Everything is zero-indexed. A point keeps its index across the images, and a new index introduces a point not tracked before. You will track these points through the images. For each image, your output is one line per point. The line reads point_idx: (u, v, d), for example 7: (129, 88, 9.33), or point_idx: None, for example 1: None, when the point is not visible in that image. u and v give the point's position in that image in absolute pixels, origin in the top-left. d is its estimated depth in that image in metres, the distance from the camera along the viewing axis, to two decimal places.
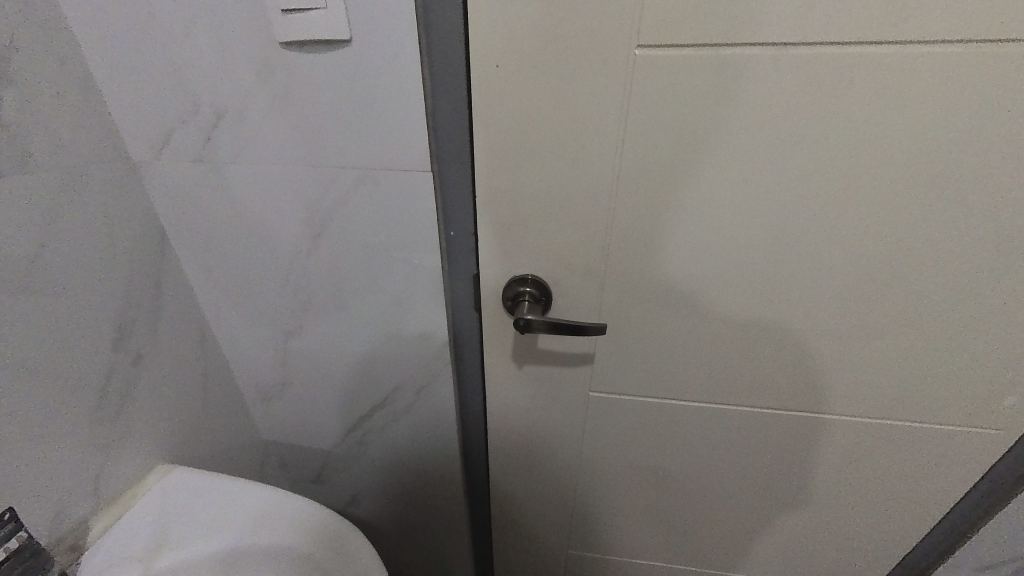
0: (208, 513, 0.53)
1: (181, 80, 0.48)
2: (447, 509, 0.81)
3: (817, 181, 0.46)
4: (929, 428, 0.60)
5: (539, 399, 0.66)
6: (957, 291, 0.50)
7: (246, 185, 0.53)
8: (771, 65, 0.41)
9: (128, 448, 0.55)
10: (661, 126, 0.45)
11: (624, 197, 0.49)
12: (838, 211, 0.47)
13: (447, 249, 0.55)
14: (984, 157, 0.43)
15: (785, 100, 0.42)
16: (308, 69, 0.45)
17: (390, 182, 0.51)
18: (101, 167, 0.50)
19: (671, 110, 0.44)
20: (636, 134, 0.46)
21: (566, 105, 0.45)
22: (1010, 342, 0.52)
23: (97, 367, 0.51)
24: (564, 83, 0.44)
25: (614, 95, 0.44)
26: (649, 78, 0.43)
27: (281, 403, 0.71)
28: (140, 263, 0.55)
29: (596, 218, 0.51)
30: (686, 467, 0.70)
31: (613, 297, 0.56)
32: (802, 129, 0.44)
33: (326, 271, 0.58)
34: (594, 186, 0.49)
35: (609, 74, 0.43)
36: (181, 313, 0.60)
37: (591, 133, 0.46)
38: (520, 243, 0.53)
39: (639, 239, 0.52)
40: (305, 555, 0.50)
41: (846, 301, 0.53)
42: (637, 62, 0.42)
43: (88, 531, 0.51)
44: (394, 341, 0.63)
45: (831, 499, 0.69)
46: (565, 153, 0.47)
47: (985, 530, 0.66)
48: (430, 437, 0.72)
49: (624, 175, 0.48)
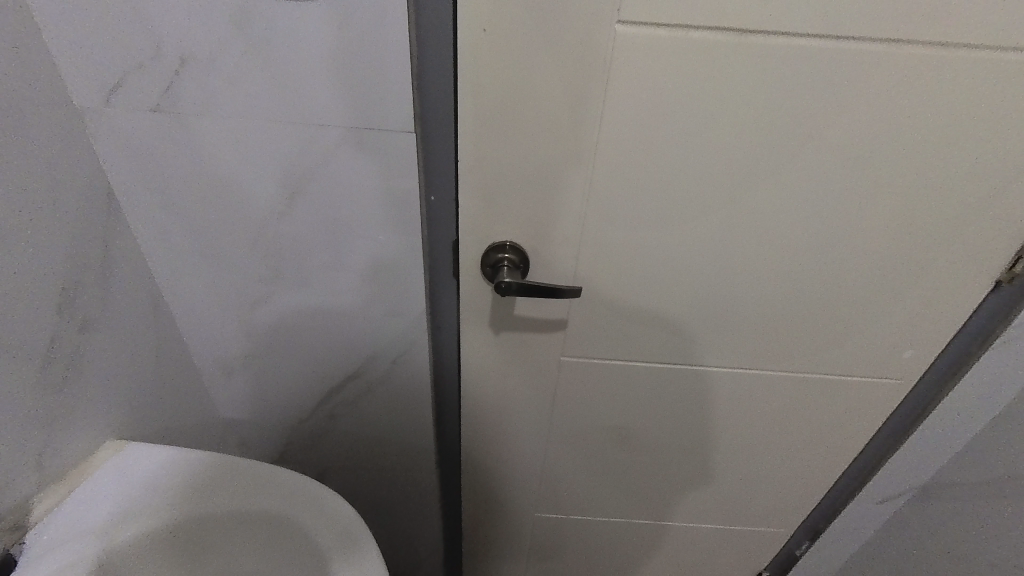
0: (176, 483, 0.51)
1: (140, 22, 0.44)
2: (417, 480, 0.81)
3: (768, 160, 0.52)
4: (847, 382, 0.70)
5: (514, 367, 0.68)
6: (875, 261, 0.59)
7: (212, 139, 0.50)
8: (734, 52, 0.46)
9: (75, 421, 0.51)
10: (636, 103, 0.48)
11: (600, 169, 0.52)
12: (783, 187, 0.54)
13: (428, 216, 0.56)
14: (898, 144, 0.51)
15: (744, 85, 0.47)
16: (287, 20, 0.44)
17: (371, 145, 0.50)
18: (41, 113, 0.45)
19: (646, 88, 0.48)
20: (613, 109, 0.49)
21: (549, 77, 0.47)
22: (909, 304, 0.62)
23: (40, 333, 0.47)
24: (548, 55, 0.46)
25: (594, 69, 0.47)
26: (627, 55, 0.46)
27: (242, 376, 0.68)
28: (87, 223, 0.51)
29: (573, 188, 0.54)
30: (646, 426, 0.76)
31: (586, 267, 0.60)
32: (758, 112, 0.49)
33: (298, 236, 0.56)
34: (573, 156, 0.52)
35: (591, 49, 0.46)
36: (133, 279, 0.56)
37: (572, 105, 0.49)
38: (500, 211, 0.55)
39: (612, 210, 0.55)
40: (288, 519, 0.49)
41: (787, 271, 0.60)
42: (616, 39, 0.45)
43: (32, 510, 0.47)
44: (370, 310, 0.62)
45: (768, 449, 0.78)
46: (546, 123, 0.49)
47: (888, 469, 0.77)
48: (403, 408, 0.72)
49: (601, 147, 0.51)
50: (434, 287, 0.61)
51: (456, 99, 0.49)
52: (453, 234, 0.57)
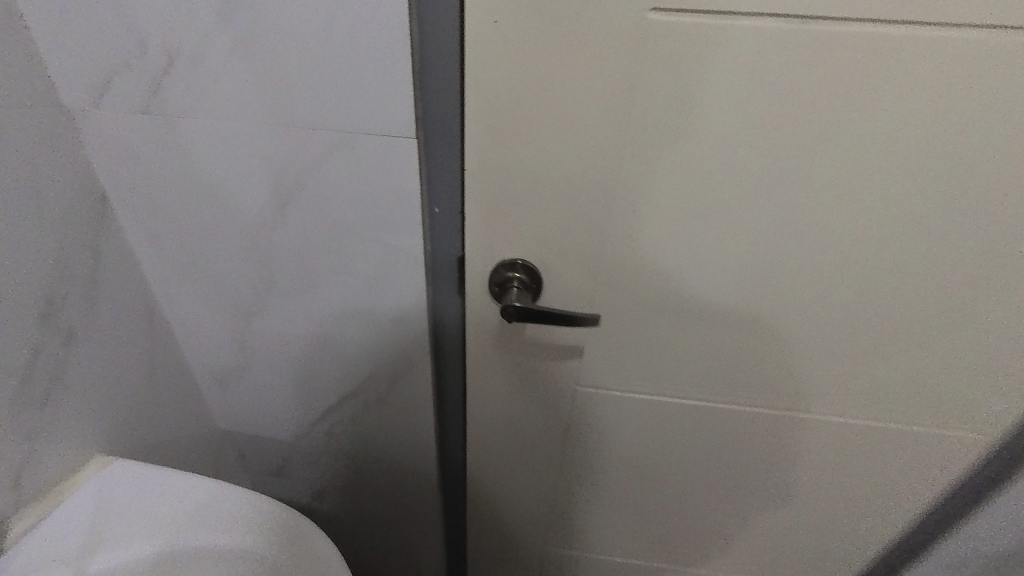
0: (157, 509, 0.48)
1: (125, 16, 0.41)
2: (420, 503, 0.77)
3: (832, 173, 0.43)
4: (916, 433, 0.59)
5: (522, 392, 0.62)
6: (961, 296, 0.49)
7: (203, 142, 0.46)
8: (793, 44, 0.38)
9: (58, 436, 0.49)
10: (668, 104, 0.41)
11: (623, 180, 0.46)
12: (851, 206, 0.45)
13: (430, 229, 0.50)
14: (1006, 156, 0.41)
15: (805, 84, 0.39)
16: (278, 11, 0.40)
17: (368, 149, 0.45)
18: (26, 112, 0.43)
19: (681, 86, 0.41)
20: (640, 111, 0.42)
21: (567, 74, 0.41)
22: (1000, 347, 0.51)
23: (21, 346, 0.45)
24: (567, 49, 0.40)
25: (621, 65, 0.40)
26: (659, 48, 0.39)
27: (240, 388, 0.65)
28: (76, 229, 0.48)
29: (594, 201, 0.47)
30: (672, 465, 0.67)
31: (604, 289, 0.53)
32: (820, 116, 0.41)
33: (294, 246, 0.52)
34: (593, 166, 0.45)
35: (618, 41, 0.39)
36: (127, 288, 0.54)
37: (594, 107, 0.42)
38: (510, 225, 0.49)
39: (638, 227, 0.48)
40: (269, 559, 0.46)
41: (850, 304, 0.50)
42: (649, 30, 0.39)
43: (8, 530, 0.45)
44: (370, 326, 0.58)
45: (813, 501, 0.68)
46: (564, 127, 0.43)
47: (960, 533, 0.66)
48: (404, 427, 0.68)
49: (627, 155, 0.44)
50: (438, 306, 0.56)
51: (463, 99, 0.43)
52: (459, 248, 0.52)
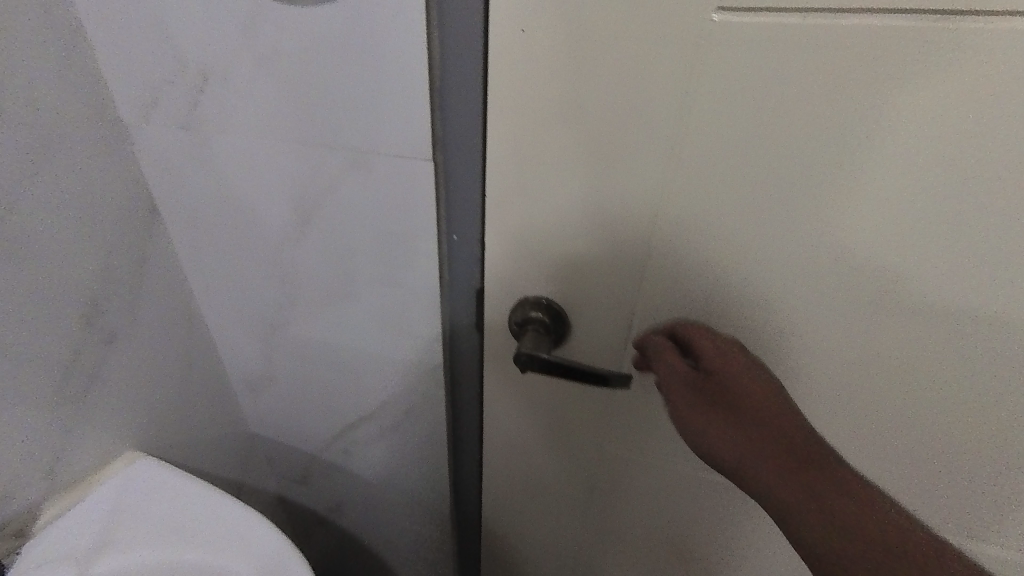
0: (163, 516, 0.49)
1: (168, 38, 0.42)
2: (435, 534, 0.73)
3: (976, 221, 0.31)
4: None
5: (543, 454, 0.54)
6: None
7: (233, 158, 0.47)
8: (927, 45, 0.27)
9: (92, 432, 0.51)
10: (736, 130, 0.32)
11: (673, 225, 0.36)
12: (998, 267, 0.32)
13: (447, 257, 0.46)
14: None
15: (939, 98, 0.28)
16: (298, 30, 0.38)
17: (385, 170, 0.42)
18: (86, 129, 0.46)
19: (757, 108, 0.31)
20: (698, 141, 0.33)
21: (605, 93, 0.33)
22: None
23: (64, 346, 0.47)
24: (606, 62, 0.32)
25: (674, 81, 0.31)
26: (728, 60, 0.30)
27: (268, 396, 0.66)
28: (125, 237, 0.51)
29: (635, 243, 0.38)
30: (727, 554, 0.54)
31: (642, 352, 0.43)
32: (957, 143, 0.29)
33: (314, 264, 0.51)
34: (635, 201, 0.36)
35: (671, 52, 0.31)
36: (167, 294, 0.56)
37: (637, 130, 0.34)
38: (532, 266, 0.42)
39: (691, 275, 0.38)
40: None
41: (996, 397, 0.36)
42: (713, 35, 0.30)
43: (37, 518, 0.47)
44: (387, 351, 0.55)
45: None
46: (599, 153, 0.35)
47: None
48: (419, 456, 0.64)
49: (679, 188, 0.35)
50: (455, 339, 0.51)
51: (483, 120, 0.38)
52: (478, 280, 0.46)
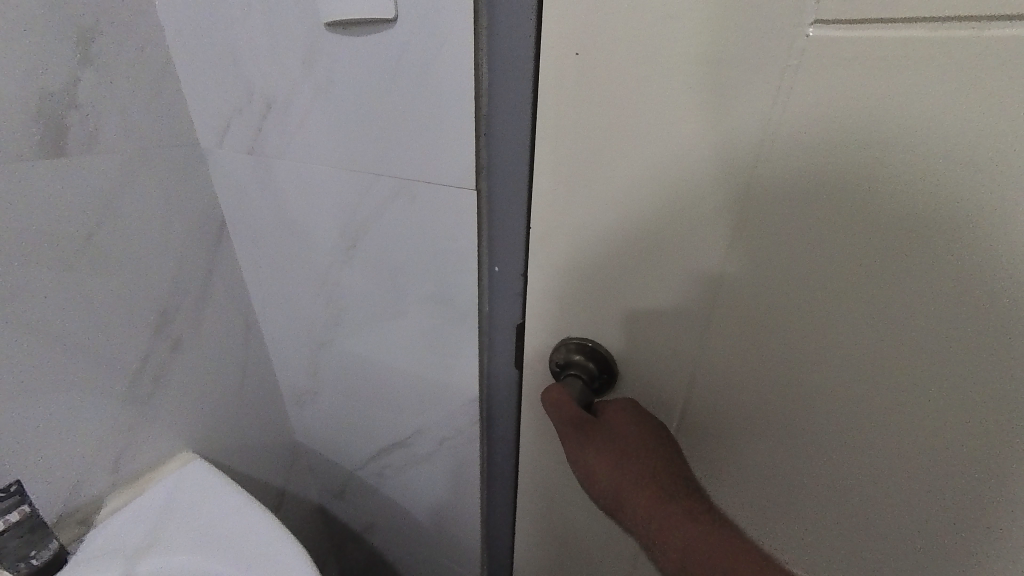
0: (204, 522, 0.50)
1: (239, 70, 0.44)
2: (464, 569, 0.70)
3: None
4: None
5: (581, 509, 0.49)
6: None
7: (290, 182, 0.48)
8: None
9: (154, 432, 0.55)
10: (841, 172, 0.25)
11: (745, 278, 0.30)
12: None
13: (489, 289, 0.43)
14: None
15: None
16: (351, 58, 0.38)
17: (428, 198, 0.41)
18: (169, 153, 0.49)
19: (872, 146, 0.24)
20: (782, 179, 0.27)
21: (670, 122, 0.29)
22: None
23: (135, 350, 0.51)
24: (673, 88, 0.28)
25: (754, 109, 0.26)
26: (830, 84, 0.24)
27: (312, 409, 0.68)
28: (195, 252, 0.54)
29: (695, 292, 0.33)
30: None
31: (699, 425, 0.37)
32: None
33: (359, 287, 0.51)
34: (697, 244, 0.31)
35: (754, 75, 0.26)
36: (229, 305, 0.59)
37: (704, 165, 0.29)
38: (576, 307, 0.38)
39: (764, 338, 0.31)
40: None
41: None
42: (808, 54, 0.24)
43: (101, 507, 0.51)
44: (424, 378, 0.54)
45: None
46: (658, 189, 0.31)
47: None
48: (452, 488, 0.62)
49: (753, 233, 0.29)
50: (493, 374, 0.49)
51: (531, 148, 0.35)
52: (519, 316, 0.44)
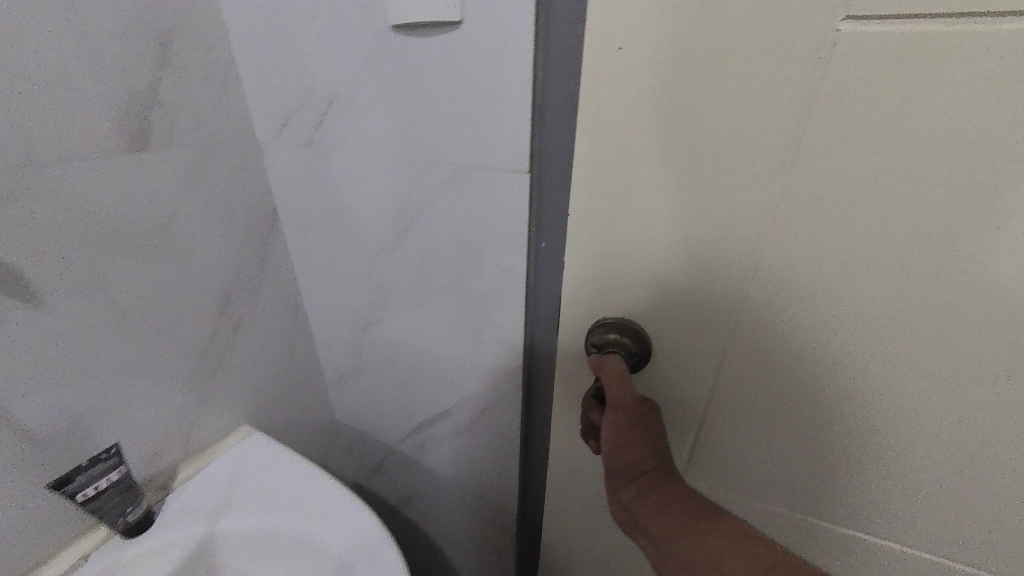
0: (272, 486, 0.55)
1: (302, 69, 0.48)
2: (498, 536, 0.74)
3: None
4: None
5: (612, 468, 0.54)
6: None
7: (346, 172, 0.52)
8: None
9: (217, 408, 0.59)
10: (868, 149, 0.30)
11: (777, 244, 0.35)
12: None
13: (534, 267, 0.47)
14: None
15: None
16: (414, 57, 0.42)
17: (481, 183, 0.45)
18: (232, 146, 0.53)
19: (889, 126, 0.29)
20: (812, 156, 0.31)
21: (715, 113, 0.33)
22: None
23: (202, 329, 0.55)
24: (717, 81, 0.32)
25: (789, 95, 0.30)
26: (857, 73, 0.28)
27: (354, 389, 0.72)
28: (252, 239, 0.58)
29: (732, 260, 0.37)
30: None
31: (735, 385, 0.41)
32: None
33: (408, 269, 0.55)
34: (736, 216, 0.35)
35: (790, 66, 0.30)
36: (281, 290, 0.63)
37: (744, 145, 0.33)
38: (617, 281, 0.42)
39: (791, 296, 0.36)
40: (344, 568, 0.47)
41: None
42: (835, 46, 0.28)
43: (176, 474, 0.55)
44: (467, 354, 0.58)
45: None
46: (700, 167, 0.35)
47: None
48: (490, 458, 0.66)
49: (786, 204, 0.33)
50: (533, 346, 0.53)
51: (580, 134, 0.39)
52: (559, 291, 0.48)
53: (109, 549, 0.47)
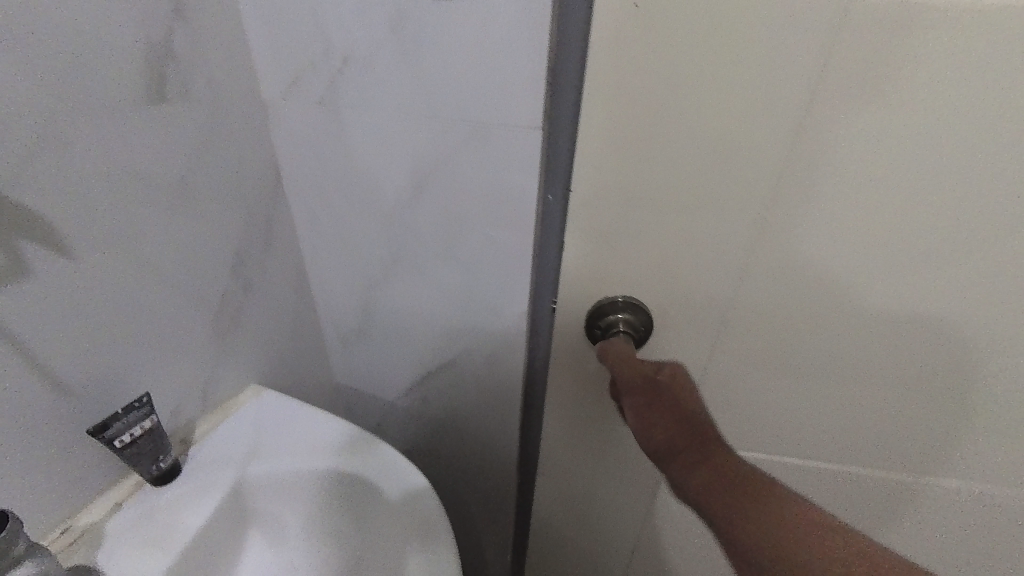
0: (296, 433, 0.58)
1: (318, 27, 0.50)
2: (498, 473, 0.82)
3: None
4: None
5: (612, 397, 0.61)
6: None
7: (362, 131, 0.55)
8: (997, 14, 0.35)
9: (231, 365, 0.60)
10: (855, 95, 0.39)
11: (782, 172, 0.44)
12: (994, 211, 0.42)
13: (543, 216, 0.54)
14: None
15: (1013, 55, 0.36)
16: (437, 20, 0.46)
17: (498, 140, 0.50)
18: (240, 105, 0.54)
19: (873, 76, 0.38)
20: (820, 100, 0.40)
21: (740, 77, 0.40)
22: None
23: (217, 286, 0.56)
24: (737, 67, 0.40)
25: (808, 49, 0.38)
26: (858, 33, 0.37)
27: (357, 347, 0.75)
28: (260, 198, 0.59)
29: (742, 188, 0.45)
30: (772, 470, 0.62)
31: (730, 305, 0.52)
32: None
33: (420, 225, 0.59)
34: (753, 150, 0.43)
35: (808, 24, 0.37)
36: (286, 251, 0.65)
37: (769, 91, 0.40)
38: (634, 212, 0.48)
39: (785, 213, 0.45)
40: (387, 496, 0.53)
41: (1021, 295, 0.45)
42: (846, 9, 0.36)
43: (196, 429, 0.57)
44: (475, 302, 0.64)
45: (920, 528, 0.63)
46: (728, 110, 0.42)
47: None
48: (494, 400, 0.73)
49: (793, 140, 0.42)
50: (539, 290, 0.60)
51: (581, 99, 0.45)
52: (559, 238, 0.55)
53: (144, 496, 0.49)
